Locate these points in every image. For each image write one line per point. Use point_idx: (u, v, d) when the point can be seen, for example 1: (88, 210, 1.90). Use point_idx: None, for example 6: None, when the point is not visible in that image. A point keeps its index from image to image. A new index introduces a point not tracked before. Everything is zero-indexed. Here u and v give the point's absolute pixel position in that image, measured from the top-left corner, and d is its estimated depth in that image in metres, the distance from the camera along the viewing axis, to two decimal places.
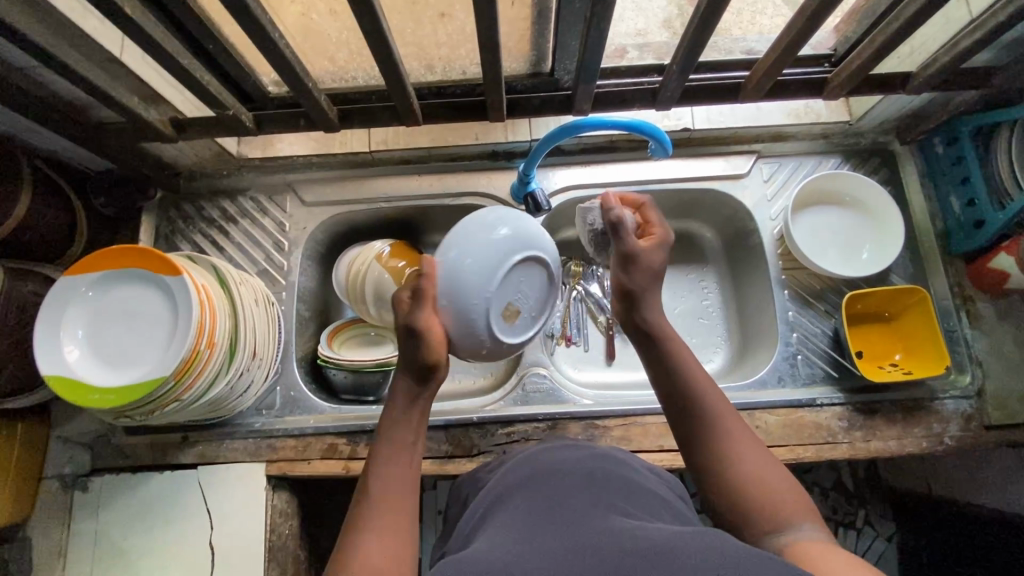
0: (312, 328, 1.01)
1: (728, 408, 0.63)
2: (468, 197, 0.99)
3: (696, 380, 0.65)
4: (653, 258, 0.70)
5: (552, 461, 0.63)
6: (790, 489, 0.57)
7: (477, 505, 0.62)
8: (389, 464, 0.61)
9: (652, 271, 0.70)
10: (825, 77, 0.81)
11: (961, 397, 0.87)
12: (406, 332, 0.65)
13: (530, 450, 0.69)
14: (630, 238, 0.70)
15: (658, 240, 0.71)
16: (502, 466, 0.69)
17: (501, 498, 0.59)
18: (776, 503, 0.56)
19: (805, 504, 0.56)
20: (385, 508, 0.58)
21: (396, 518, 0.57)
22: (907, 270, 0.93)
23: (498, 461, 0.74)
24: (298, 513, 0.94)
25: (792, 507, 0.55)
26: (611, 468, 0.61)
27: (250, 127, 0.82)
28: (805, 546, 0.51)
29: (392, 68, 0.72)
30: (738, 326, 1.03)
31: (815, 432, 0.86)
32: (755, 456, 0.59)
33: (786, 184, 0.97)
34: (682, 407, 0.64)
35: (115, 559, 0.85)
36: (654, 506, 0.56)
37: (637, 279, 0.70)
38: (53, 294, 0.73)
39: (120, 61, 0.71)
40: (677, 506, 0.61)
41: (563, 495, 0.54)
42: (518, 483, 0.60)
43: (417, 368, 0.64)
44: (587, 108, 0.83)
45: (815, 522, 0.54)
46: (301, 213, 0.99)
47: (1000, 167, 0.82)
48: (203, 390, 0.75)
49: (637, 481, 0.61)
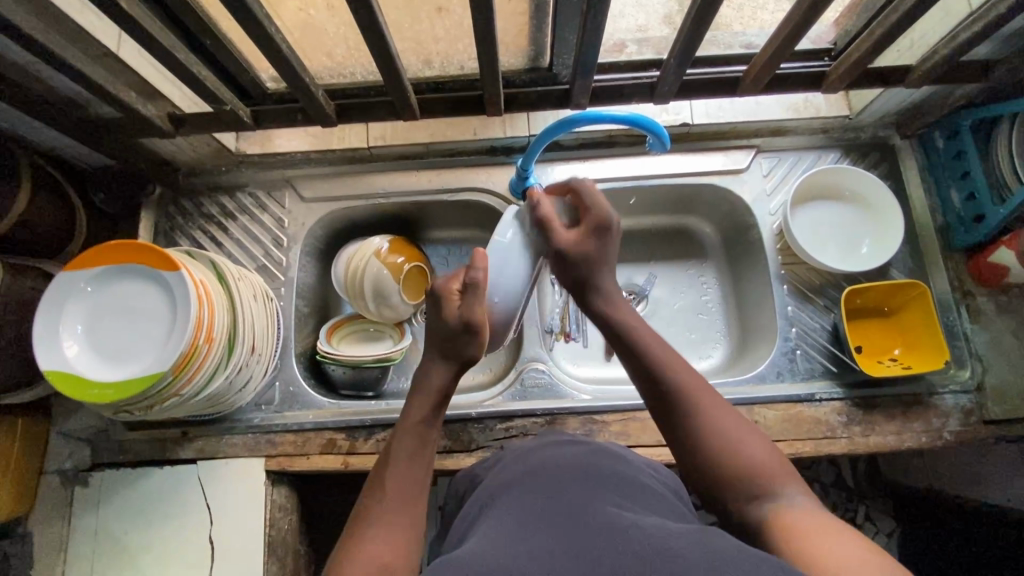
0: (312, 324, 1.01)
1: (697, 380, 0.63)
2: (467, 192, 0.99)
3: (659, 358, 0.65)
4: (593, 246, 0.73)
5: (548, 457, 0.63)
6: (769, 454, 0.57)
7: (473, 501, 0.62)
8: (399, 472, 0.61)
9: (596, 255, 0.73)
10: (825, 70, 0.81)
11: (960, 391, 0.87)
12: (461, 325, 0.68)
13: (526, 446, 0.69)
14: (558, 236, 0.73)
15: (597, 226, 0.73)
16: (498, 464, 0.70)
17: (497, 492, 0.59)
18: (756, 472, 0.56)
19: (785, 468, 0.56)
20: (386, 509, 0.58)
21: (397, 521, 0.56)
22: (907, 265, 0.93)
23: (496, 457, 0.74)
24: (298, 508, 0.94)
25: (772, 474, 0.56)
26: (608, 464, 0.61)
27: (248, 122, 0.82)
28: (788, 513, 0.52)
29: (389, 62, 0.72)
30: (737, 322, 1.02)
31: (814, 427, 0.86)
32: (732, 426, 0.59)
33: (786, 179, 0.97)
34: (648, 387, 0.64)
35: (116, 554, 0.86)
36: (650, 502, 0.56)
37: (575, 268, 0.73)
38: (52, 290, 0.73)
39: (116, 56, 0.71)
40: (672, 500, 0.61)
41: (559, 492, 0.54)
42: (513, 479, 0.60)
43: (459, 362, 0.69)
44: (585, 102, 0.83)
45: (798, 485, 0.55)
46: (300, 209, 0.99)
47: (1000, 161, 0.81)
48: (202, 386, 0.75)
49: (633, 476, 0.61)
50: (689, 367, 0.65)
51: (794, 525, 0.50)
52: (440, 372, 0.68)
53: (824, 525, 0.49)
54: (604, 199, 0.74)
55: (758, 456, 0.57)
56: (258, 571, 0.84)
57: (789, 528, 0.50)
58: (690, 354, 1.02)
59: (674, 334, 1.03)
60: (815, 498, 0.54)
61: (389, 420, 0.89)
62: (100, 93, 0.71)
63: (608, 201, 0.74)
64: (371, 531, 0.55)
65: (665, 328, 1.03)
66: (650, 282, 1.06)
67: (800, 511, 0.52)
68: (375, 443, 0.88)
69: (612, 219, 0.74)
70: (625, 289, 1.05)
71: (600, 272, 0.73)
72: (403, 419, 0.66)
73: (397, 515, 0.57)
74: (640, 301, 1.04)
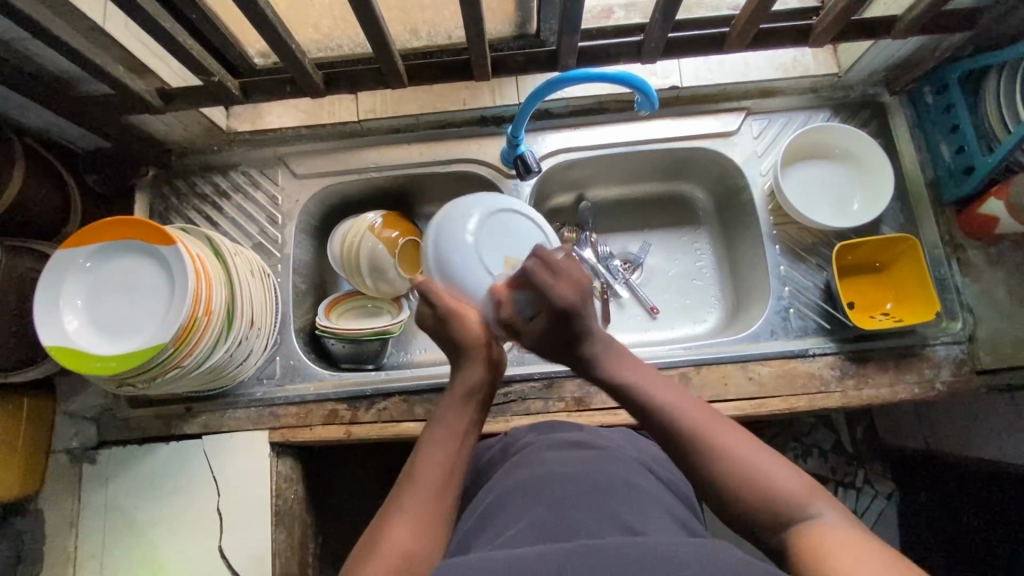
0: (310, 301, 1.02)
1: (704, 413, 0.62)
2: (458, 163, 0.99)
3: (668, 404, 0.63)
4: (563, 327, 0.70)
5: (553, 462, 0.64)
6: (791, 474, 0.56)
7: (477, 500, 0.64)
8: (429, 460, 0.63)
9: (564, 336, 0.71)
10: (809, 24, 0.81)
11: (952, 342, 0.88)
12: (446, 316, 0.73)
13: (531, 448, 0.70)
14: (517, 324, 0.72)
15: (558, 314, 0.70)
16: (505, 461, 0.72)
17: (500, 498, 0.60)
18: (785, 498, 0.54)
19: (808, 486, 0.55)
20: (417, 494, 0.59)
21: (422, 513, 0.58)
22: (898, 221, 0.93)
23: (505, 443, 0.78)
24: (302, 478, 0.96)
25: (801, 496, 0.54)
26: (613, 471, 0.62)
27: (237, 95, 0.82)
28: (822, 532, 0.50)
29: (375, 28, 0.71)
30: (732, 284, 1.03)
31: (808, 382, 0.87)
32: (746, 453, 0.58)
33: (776, 141, 0.97)
34: (664, 432, 0.62)
35: (126, 527, 0.87)
36: (652, 511, 0.56)
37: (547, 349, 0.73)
38: (54, 264, 0.74)
39: (103, 30, 0.71)
40: (672, 504, 0.61)
41: (567, 504, 0.55)
42: (519, 484, 0.61)
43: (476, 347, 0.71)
44: (572, 63, 0.83)
45: (829, 501, 0.54)
46: (293, 186, 0.99)
47: (991, 112, 0.81)
48: (203, 358, 0.76)
49: (636, 482, 0.61)
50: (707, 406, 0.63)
51: (829, 547, 0.48)
52: (474, 371, 0.70)
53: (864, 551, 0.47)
54: (563, 277, 0.71)
55: (780, 477, 0.55)
56: (266, 540, 0.86)
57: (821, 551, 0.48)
58: (685, 319, 1.03)
59: (669, 300, 1.04)
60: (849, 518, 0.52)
61: (390, 388, 0.90)
62: (89, 67, 0.71)
63: (575, 281, 0.72)
64: (395, 520, 0.57)
65: (661, 294, 1.04)
66: (645, 250, 1.06)
67: (833, 530, 0.50)
68: (376, 412, 0.90)
69: (578, 300, 0.70)
70: (620, 258, 1.06)
71: (586, 345, 0.70)
72: (442, 403, 0.69)
73: (426, 501, 0.59)
74: (635, 269, 1.05)
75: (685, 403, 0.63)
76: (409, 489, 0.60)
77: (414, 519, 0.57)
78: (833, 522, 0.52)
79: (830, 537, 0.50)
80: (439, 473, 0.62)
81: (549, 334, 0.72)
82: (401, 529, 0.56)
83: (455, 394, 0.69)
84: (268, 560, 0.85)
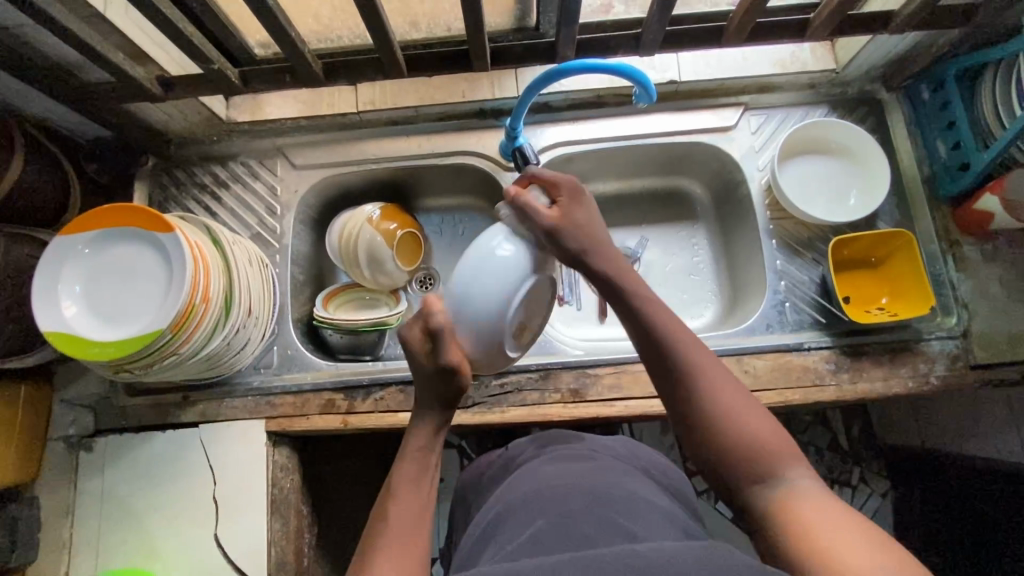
0: (308, 292, 1.03)
1: (704, 356, 0.64)
2: (458, 156, 0.99)
3: (674, 334, 0.65)
4: (569, 227, 0.68)
5: (556, 476, 0.65)
6: (776, 432, 0.58)
7: (478, 521, 0.66)
8: (399, 506, 0.60)
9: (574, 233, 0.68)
10: (807, 19, 0.81)
11: (946, 337, 0.88)
12: (445, 373, 0.64)
13: (536, 463, 0.71)
14: (544, 217, 0.67)
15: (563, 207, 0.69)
16: (506, 479, 0.72)
17: (502, 516, 0.61)
18: (766, 455, 0.56)
19: (791, 450, 0.57)
20: (393, 538, 0.57)
21: (402, 557, 0.55)
22: (893, 217, 0.94)
23: (504, 460, 0.80)
24: (299, 468, 0.96)
25: (780, 458, 0.56)
26: (611, 481, 0.62)
27: (237, 84, 0.82)
28: (795, 500, 0.53)
29: (376, 19, 0.72)
30: (728, 279, 1.04)
31: (803, 375, 0.88)
32: (735, 404, 0.60)
33: (774, 136, 0.97)
34: (658, 358, 0.64)
35: (122, 515, 0.88)
36: (651, 517, 0.57)
37: (558, 249, 0.68)
38: (53, 251, 0.74)
39: (104, 17, 0.71)
40: (672, 511, 0.61)
41: (569, 516, 0.55)
42: (520, 501, 0.62)
43: (447, 404, 0.66)
44: (571, 55, 0.83)
45: (805, 467, 0.56)
46: (292, 177, 0.99)
47: (986, 110, 0.82)
48: (200, 345, 0.76)
49: (634, 490, 0.62)
50: (705, 349, 0.64)
51: (803, 515, 0.51)
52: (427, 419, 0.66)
53: (842, 518, 0.50)
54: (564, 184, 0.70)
55: (764, 433, 0.58)
56: (262, 529, 0.86)
57: (801, 519, 0.51)
58: (682, 313, 1.03)
59: (667, 295, 1.04)
60: (821, 482, 0.55)
61: (387, 378, 0.91)
62: (89, 53, 0.71)
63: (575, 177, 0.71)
64: (376, 561, 0.55)
65: (658, 289, 1.04)
66: (642, 245, 1.07)
67: (807, 498, 0.53)
68: (373, 402, 0.90)
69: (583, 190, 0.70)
70: None
71: (594, 248, 0.68)
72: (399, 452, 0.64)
73: (403, 543, 0.57)
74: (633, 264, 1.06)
75: (687, 336, 0.65)
76: (383, 535, 0.57)
77: (397, 558, 0.55)
78: (807, 485, 0.54)
79: (804, 507, 0.52)
80: (412, 514, 0.60)
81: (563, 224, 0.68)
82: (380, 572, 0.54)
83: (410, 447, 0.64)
84: (263, 550, 0.86)
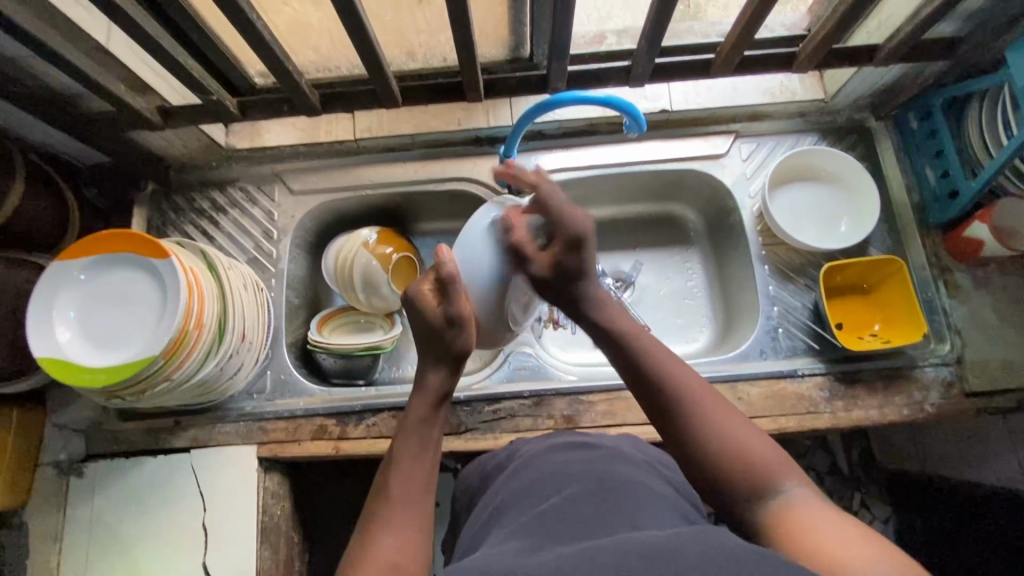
0: (303, 316, 1.03)
1: (689, 372, 0.64)
2: (453, 182, 1.01)
3: (653, 352, 0.65)
4: (574, 262, 0.68)
5: (553, 468, 0.64)
6: (767, 445, 0.57)
7: (481, 508, 0.65)
8: (403, 475, 0.60)
9: (572, 292, 0.69)
10: (794, 52, 0.83)
11: (940, 364, 0.88)
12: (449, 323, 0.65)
13: (533, 453, 0.70)
14: (533, 261, 0.69)
15: (569, 239, 0.67)
16: (508, 468, 0.72)
17: (502, 508, 0.60)
18: (759, 465, 0.56)
19: (786, 462, 0.56)
20: (394, 507, 0.58)
21: (405, 523, 0.56)
22: (885, 242, 0.95)
23: (507, 452, 0.78)
24: (290, 495, 0.95)
25: (777, 469, 0.55)
26: (613, 468, 0.62)
27: (235, 113, 0.84)
28: (794, 509, 0.52)
29: (369, 51, 0.73)
30: (723, 304, 1.04)
31: (797, 403, 0.87)
32: (722, 418, 0.59)
33: (765, 163, 0.98)
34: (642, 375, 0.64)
35: (111, 542, 0.87)
36: (656, 506, 0.56)
37: (562, 292, 0.70)
38: (49, 277, 0.75)
39: (106, 50, 0.73)
40: (676, 498, 0.60)
41: (568, 505, 0.54)
42: (520, 495, 0.61)
43: (453, 361, 0.67)
44: (562, 86, 0.85)
45: (802, 478, 0.55)
46: (289, 203, 1.01)
47: (973, 138, 0.83)
48: (194, 370, 0.77)
49: (637, 477, 0.61)
50: (686, 365, 0.65)
51: (802, 523, 0.50)
52: (436, 374, 0.66)
53: (836, 524, 0.49)
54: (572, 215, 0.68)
55: (755, 446, 0.57)
56: (252, 557, 0.85)
57: (798, 529, 0.50)
58: (677, 338, 1.03)
59: (662, 319, 1.04)
60: (819, 491, 0.54)
61: (379, 404, 0.90)
62: (91, 85, 0.73)
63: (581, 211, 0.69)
64: (381, 533, 0.55)
65: (653, 313, 1.05)
66: (637, 269, 1.07)
67: (806, 508, 0.52)
68: (365, 428, 0.90)
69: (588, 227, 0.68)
70: (612, 276, 1.07)
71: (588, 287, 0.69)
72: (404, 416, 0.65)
73: (407, 511, 0.58)
74: (627, 288, 1.06)
75: (667, 353, 0.66)
76: (387, 505, 0.58)
77: (398, 526, 0.56)
78: (804, 494, 0.53)
79: (802, 518, 0.51)
80: (409, 483, 0.60)
81: (558, 269, 0.68)
82: (384, 542, 0.54)
83: (416, 408, 0.65)
84: None
